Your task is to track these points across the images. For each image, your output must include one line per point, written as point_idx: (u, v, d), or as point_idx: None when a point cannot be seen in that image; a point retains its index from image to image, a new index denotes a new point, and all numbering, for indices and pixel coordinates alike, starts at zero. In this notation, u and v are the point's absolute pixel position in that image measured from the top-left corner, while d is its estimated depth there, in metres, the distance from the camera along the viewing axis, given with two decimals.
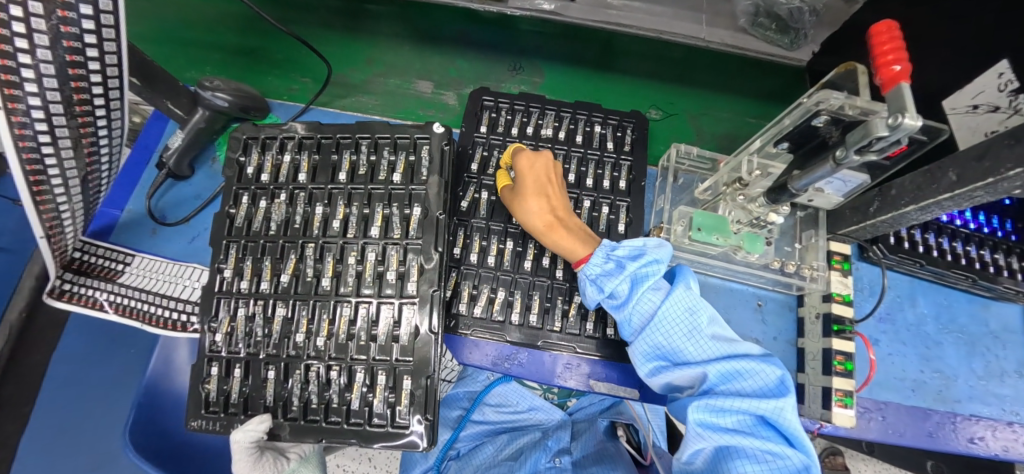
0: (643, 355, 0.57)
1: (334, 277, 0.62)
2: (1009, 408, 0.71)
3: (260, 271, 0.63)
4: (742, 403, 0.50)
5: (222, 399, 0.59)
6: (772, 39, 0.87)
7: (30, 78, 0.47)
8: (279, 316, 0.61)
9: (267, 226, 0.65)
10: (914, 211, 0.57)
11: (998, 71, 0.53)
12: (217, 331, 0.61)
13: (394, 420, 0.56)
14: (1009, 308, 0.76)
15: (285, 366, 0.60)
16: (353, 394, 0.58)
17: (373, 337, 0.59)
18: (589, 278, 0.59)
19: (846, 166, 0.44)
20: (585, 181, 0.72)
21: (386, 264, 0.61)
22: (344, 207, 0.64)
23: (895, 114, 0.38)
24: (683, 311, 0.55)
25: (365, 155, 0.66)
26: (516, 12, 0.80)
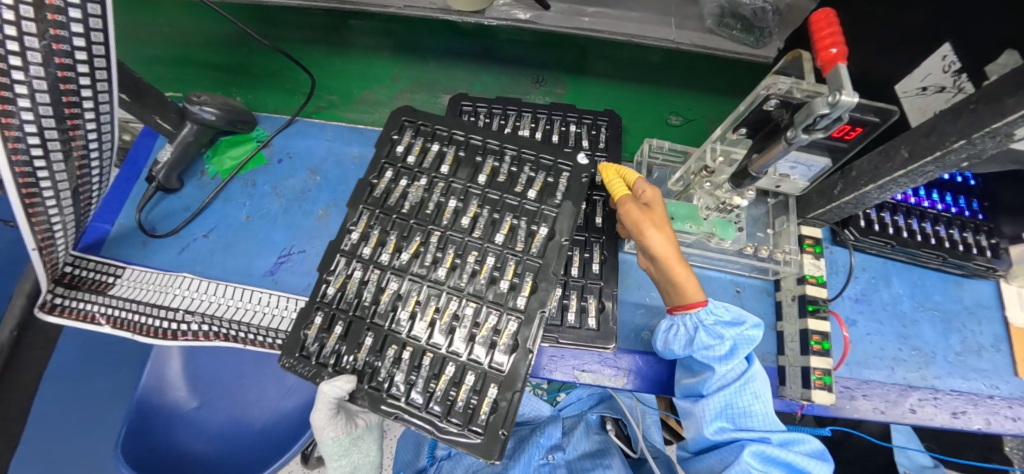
0: (715, 408, 0.59)
1: (449, 268, 0.63)
2: (987, 382, 0.72)
3: (385, 242, 0.64)
4: (793, 458, 0.57)
5: (317, 347, 0.60)
6: (738, 38, 0.88)
7: (22, 94, 0.49)
8: (391, 290, 0.62)
9: (401, 203, 0.67)
10: (874, 191, 0.60)
11: (941, 53, 0.56)
12: (331, 282, 0.63)
13: (474, 419, 0.55)
14: (983, 285, 0.79)
15: (383, 338, 0.60)
16: (438, 384, 0.57)
17: (472, 334, 0.59)
18: (701, 324, 0.59)
19: (796, 144, 0.47)
20: None
21: (502, 273, 0.61)
22: (475, 207, 0.66)
23: (833, 93, 0.41)
24: (766, 384, 0.60)
25: (507, 165, 0.69)
26: (493, 22, 0.84)
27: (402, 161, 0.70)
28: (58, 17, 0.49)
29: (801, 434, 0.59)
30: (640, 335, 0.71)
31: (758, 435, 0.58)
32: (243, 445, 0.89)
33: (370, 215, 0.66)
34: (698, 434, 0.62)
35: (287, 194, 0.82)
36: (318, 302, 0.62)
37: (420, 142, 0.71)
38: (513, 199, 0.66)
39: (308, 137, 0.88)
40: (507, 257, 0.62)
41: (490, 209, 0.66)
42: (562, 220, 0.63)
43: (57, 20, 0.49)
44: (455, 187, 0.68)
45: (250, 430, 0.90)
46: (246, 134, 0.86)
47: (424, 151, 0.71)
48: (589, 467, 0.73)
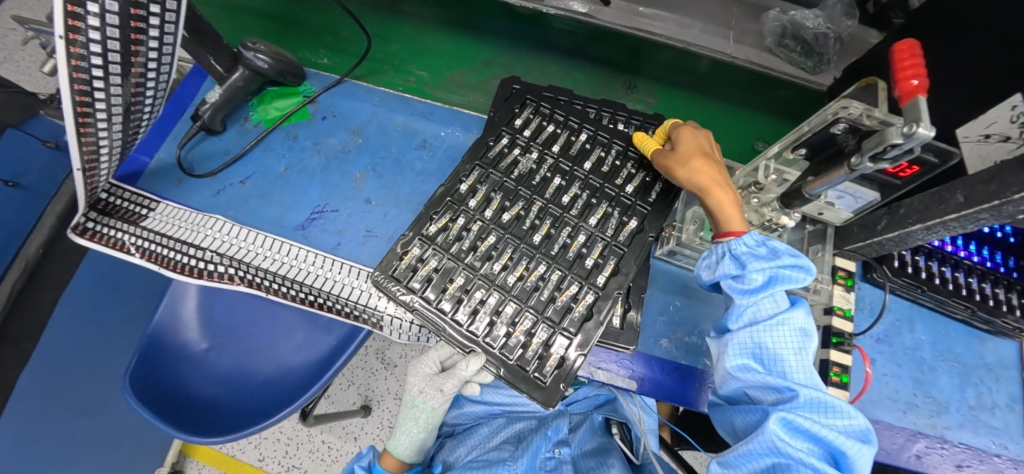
0: (737, 346, 0.55)
1: (545, 237, 0.66)
2: (997, 440, 0.72)
3: (490, 201, 0.67)
4: (827, 434, 0.48)
5: (423, 279, 0.61)
6: (796, 60, 0.87)
7: (94, 12, 0.49)
8: (489, 243, 0.65)
9: (513, 169, 0.69)
10: (920, 231, 0.59)
11: (1011, 103, 0.54)
12: (434, 221, 0.64)
13: (534, 368, 0.59)
14: (1005, 344, 0.78)
15: (473, 281, 0.62)
16: (516, 334, 0.61)
17: (552, 296, 0.63)
18: (731, 252, 0.56)
19: (859, 172, 0.46)
20: (600, 168, 0.70)
21: (589, 253, 0.65)
22: (576, 187, 0.69)
23: (909, 124, 0.40)
24: (796, 330, 0.54)
25: (612, 158, 0.71)
26: (550, 10, 0.81)
27: (515, 129, 0.72)
28: None
29: (846, 405, 0.50)
30: (660, 342, 0.71)
31: (786, 387, 0.52)
32: (244, 392, 0.90)
33: (480, 175, 0.67)
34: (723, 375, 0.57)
35: (327, 152, 0.83)
36: (420, 236, 0.63)
37: (537, 120, 0.73)
38: (609, 189, 0.69)
39: (356, 100, 0.88)
40: (597, 239, 0.66)
41: (589, 192, 0.69)
42: (651, 220, 0.67)
43: None
44: (561, 167, 0.70)
45: (251, 380, 0.92)
46: (294, 88, 0.86)
47: (538, 128, 0.73)
48: (594, 466, 0.75)
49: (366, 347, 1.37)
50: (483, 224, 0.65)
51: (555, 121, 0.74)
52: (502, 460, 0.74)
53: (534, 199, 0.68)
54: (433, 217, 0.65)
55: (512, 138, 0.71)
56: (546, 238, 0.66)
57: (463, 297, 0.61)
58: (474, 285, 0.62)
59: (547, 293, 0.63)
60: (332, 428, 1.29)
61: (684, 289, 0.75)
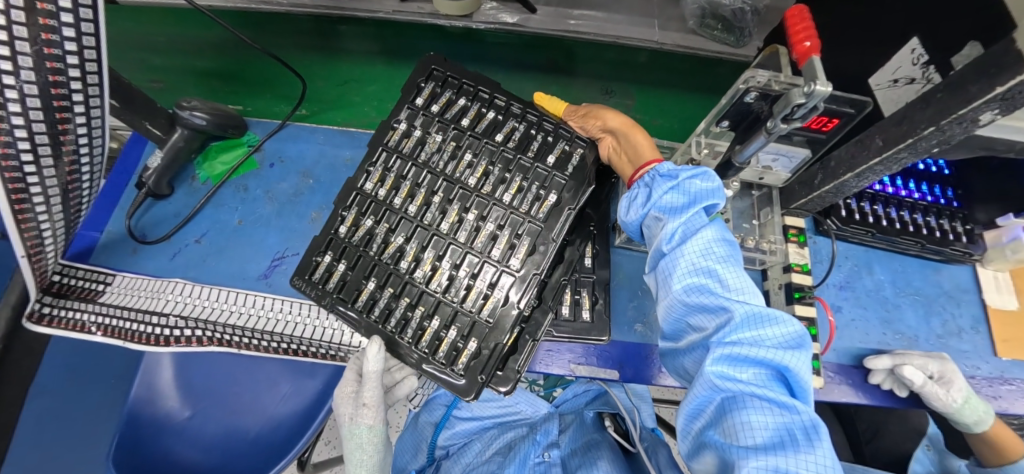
0: (681, 276, 0.55)
1: (454, 222, 0.66)
2: (969, 363, 0.75)
3: (399, 188, 0.68)
4: (763, 353, 0.49)
5: (339, 283, 0.65)
6: (719, 37, 0.89)
7: (13, 98, 0.49)
8: (396, 241, 0.66)
9: (418, 151, 0.70)
10: (852, 179, 0.62)
11: (910, 47, 0.58)
12: (344, 220, 0.68)
13: (436, 354, 0.61)
14: (960, 270, 0.82)
15: (386, 276, 0.65)
16: (428, 330, 0.62)
17: (466, 286, 0.63)
18: (660, 176, 0.60)
19: (776, 134, 0.49)
20: (509, 139, 0.69)
21: (499, 240, 0.64)
22: (486, 165, 0.68)
23: (809, 83, 0.43)
24: (721, 246, 0.56)
25: (525, 128, 0.70)
26: (481, 25, 0.83)
27: (421, 106, 0.71)
28: (49, 22, 0.49)
29: (779, 315, 0.51)
30: (634, 328, 0.72)
31: (722, 308, 0.52)
32: (232, 454, 0.88)
33: (385, 159, 0.69)
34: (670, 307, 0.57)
35: (280, 198, 0.83)
36: (331, 235, 0.67)
37: (447, 94, 0.72)
38: (524, 160, 0.67)
39: (300, 141, 0.88)
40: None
41: (501, 167, 0.68)
42: (569, 192, 0.65)
43: (49, 25, 0.49)
44: (470, 144, 0.69)
45: (241, 440, 0.89)
46: (237, 140, 0.86)
47: (448, 103, 0.72)
48: (581, 463, 0.75)
49: None
50: (380, 206, 0.68)
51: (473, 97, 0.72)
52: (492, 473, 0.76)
53: (434, 176, 0.68)
54: (340, 216, 0.68)
55: (411, 121, 0.71)
56: (455, 223, 0.66)
57: (374, 299, 0.64)
58: (377, 291, 0.64)
59: (457, 280, 0.63)
60: None
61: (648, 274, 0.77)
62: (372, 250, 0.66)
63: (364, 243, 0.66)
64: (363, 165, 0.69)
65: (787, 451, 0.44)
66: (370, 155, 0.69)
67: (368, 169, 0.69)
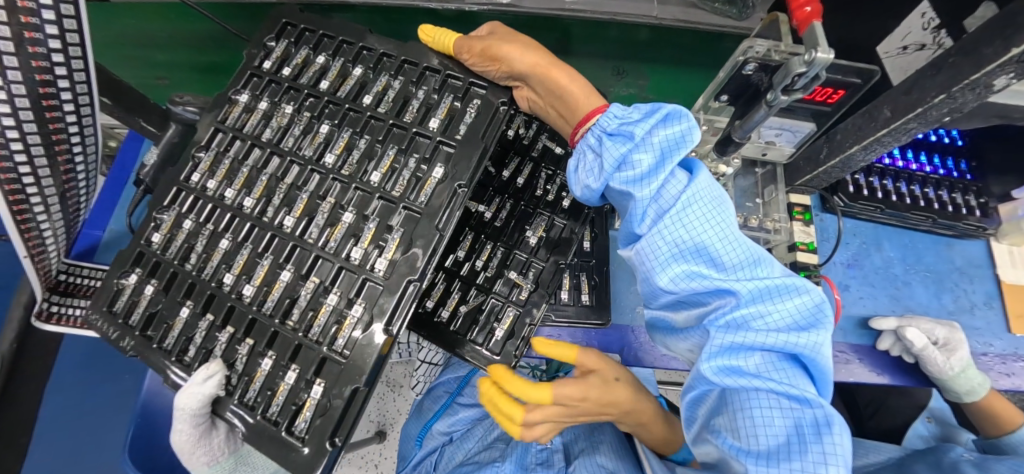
0: (666, 256, 0.49)
1: (301, 217, 0.57)
2: (982, 340, 0.73)
3: (237, 177, 0.60)
4: (771, 338, 0.45)
5: (143, 317, 0.55)
6: (720, 10, 0.80)
7: (4, 99, 0.49)
8: (240, 259, 0.56)
9: (264, 129, 0.62)
10: (859, 152, 0.59)
11: (921, 11, 0.55)
12: (158, 228, 0.58)
13: (265, 409, 0.50)
14: (973, 245, 0.79)
15: (209, 300, 0.55)
16: (258, 375, 0.51)
17: (308, 314, 0.53)
18: (605, 134, 0.55)
19: (776, 107, 0.47)
20: (381, 105, 0.61)
21: (361, 238, 0.54)
22: (348, 138, 0.60)
23: (810, 51, 0.41)
24: (710, 203, 0.49)
25: (404, 88, 0.61)
26: (474, 7, 0.78)
27: (269, 72, 0.64)
28: (32, 20, 0.48)
29: (794, 283, 0.45)
30: (635, 310, 0.71)
31: (724, 291, 0.47)
32: None
33: (221, 140, 0.61)
34: (655, 289, 0.52)
35: None
36: (139, 249, 0.58)
37: (302, 54, 0.64)
38: (404, 129, 0.59)
39: None
40: (538, 215, 0.71)
41: (369, 139, 0.60)
42: (458, 163, 0.54)
43: (30, 23, 0.48)
44: (341, 114, 0.61)
45: None
46: None
47: (305, 64, 0.64)
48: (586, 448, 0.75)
49: None
50: (208, 204, 0.59)
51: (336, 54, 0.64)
52: (493, 460, 0.75)
53: (297, 164, 0.60)
54: (155, 221, 0.59)
55: (255, 93, 0.63)
56: (302, 219, 0.57)
57: (186, 337, 0.54)
58: (196, 320, 0.55)
59: (298, 298, 0.54)
60: (350, 460, 1.24)
61: None
62: (196, 264, 0.57)
63: (199, 265, 0.57)
64: (191, 151, 0.61)
65: (799, 447, 0.40)
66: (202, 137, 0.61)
67: (195, 156, 0.60)
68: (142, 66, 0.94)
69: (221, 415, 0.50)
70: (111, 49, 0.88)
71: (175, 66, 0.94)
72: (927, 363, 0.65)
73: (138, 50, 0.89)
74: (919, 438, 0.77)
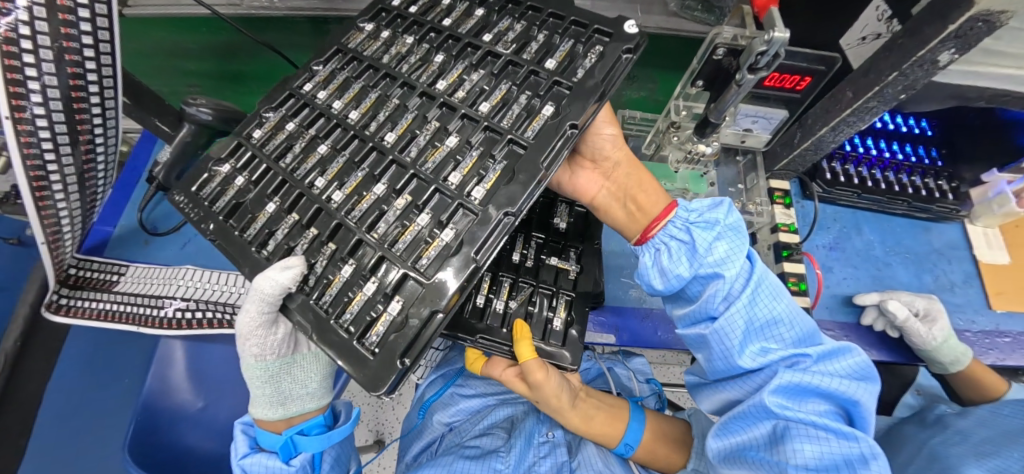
0: (738, 330, 0.51)
1: (400, 135, 0.56)
2: (962, 317, 0.76)
3: (362, 103, 0.58)
4: (827, 384, 0.47)
5: (229, 205, 0.55)
6: (699, 18, 0.85)
7: (35, 89, 0.53)
8: (319, 152, 0.56)
9: (383, 53, 0.61)
10: (829, 133, 0.64)
11: (874, 5, 0.60)
12: (265, 122, 0.59)
13: (339, 314, 0.47)
14: (949, 228, 0.82)
15: (297, 197, 0.54)
16: (336, 281, 0.49)
17: (395, 233, 0.51)
18: (687, 223, 0.55)
19: (745, 86, 0.52)
20: (486, 37, 0.59)
21: (460, 165, 0.52)
22: (459, 72, 0.58)
23: (768, 32, 0.46)
24: (773, 285, 0.52)
25: (520, 26, 0.60)
26: None
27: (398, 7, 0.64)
28: (68, 17, 0.54)
29: (845, 344, 0.50)
30: (629, 292, 0.75)
31: (792, 352, 0.49)
32: None
33: (339, 58, 0.61)
34: (721, 359, 0.52)
35: None
36: (242, 137, 0.58)
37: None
38: (521, 66, 0.57)
39: None
40: (559, 203, 0.74)
41: (481, 75, 0.57)
42: (570, 102, 0.52)
43: (67, 20, 0.54)
44: (457, 46, 0.60)
45: None
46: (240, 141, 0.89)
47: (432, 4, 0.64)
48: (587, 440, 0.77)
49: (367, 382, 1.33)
50: (317, 112, 0.59)
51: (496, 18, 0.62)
52: (496, 450, 0.76)
53: (392, 79, 0.59)
54: (260, 117, 0.59)
55: (380, 24, 0.64)
56: (404, 137, 0.56)
57: (269, 228, 0.53)
58: (279, 215, 0.53)
59: (386, 215, 0.51)
60: None
61: None
62: (288, 167, 0.56)
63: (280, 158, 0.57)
64: (309, 64, 0.61)
65: None
66: (321, 54, 0.61)
67: (314, 67, 0.61)
68: (170, 79, 1.01)
69: (291, 312, 0.48)
70: (143, 62, 0.95)
71: (200, 77, 1.00)
72: (910, 335, 0.68)
73: (167, 62, 0.96)
74: (908, 408, 0.77)
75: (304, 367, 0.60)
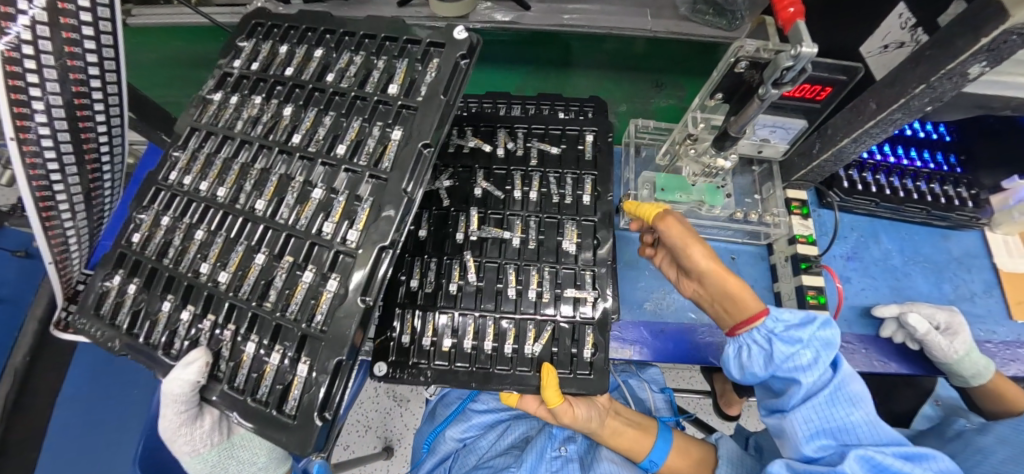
0: (811, 427, 0.53)
1: (271, 199, 0.54)
2: (984, 328, 0.74)
3: (206, 171, 0.57)
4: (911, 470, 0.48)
5: (129, 318, 0.53)
6: (711, 22, 0.84)
7: (40, 109, 0.52)
8: (195, 241, 0.54)
9: (238, 121, 0.58)
10: (849, 144, 0.63)
11: (898, 12, 0.59)
12: (140, 224, 0.56)
13: (254, 391, 0.47)
14: (969, 236, 0.81)
15: (186, 292, 0.53)
16: (243, 367, 0.48)
17: (286, 294, 0.50)
18: (773, 334, 0.55)
19: (768, 100, 0.50)
20: (327, 77, 0.58)
21: (331, 212, 0.51)
22: (317, 115, 0.56)
23: (794, 46, 0.44)
24: (855, 395, 0.53)
25: (365, 56, 0.58)
26: (478, 25, 0.82)
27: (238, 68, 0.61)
28: (71, 36, 0.53)
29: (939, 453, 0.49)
30: (644, 307, 0.73)
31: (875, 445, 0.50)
32: None
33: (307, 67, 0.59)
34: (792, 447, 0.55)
35: None
36: (122, 247, 0.56)
37: (269, 45, 0.62)
38: (367, 99, 0.55)
39: None
40: (565, 222, 0.66)
41: (334, 114, 0.56)
42: (413, 121, 0.50)
43: (71, 38, 0.53)
44: (300, 93, 0.58)
45: None
46: None
47: (272, 56, 0.61)
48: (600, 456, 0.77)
49: (376, 388, 1.32)
50: (184, 200, 0.56)
51: (234, 89, 0.60)
52: (508, 466, 0.76)
53: (248, 147, 0.57)
54: (136, 221, 0.57)
55: (228, 91, 0.60)
56: (273, 201, 0.54)
57: (170, 328, 0.52)
58: (176, 313, 0.52)
59: (274, 280, 0.50)
60: None
61: None
62: (171, 260, 0.54)
63: (161, 253, 0.55)
64: (167, 152, 0.58)
65: None
66: (174, 137, 0.58)
67: (171, 155, 0.58)
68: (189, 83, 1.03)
69: (212, 402, 0.48)
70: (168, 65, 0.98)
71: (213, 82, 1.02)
72: (932, 348, 0.66)
73: (185, 67, 0.98)
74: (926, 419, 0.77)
75: (251, 447, 0.61)
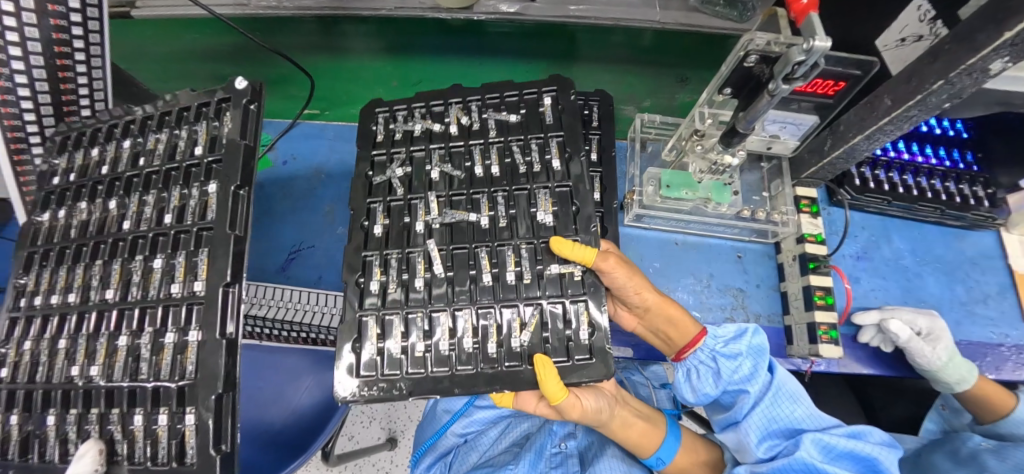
0: (762, 429, 0.60)
1: (120, 285, 0.51)
2: (997, 330, 0.73)
3: (56, 283, 0.54)
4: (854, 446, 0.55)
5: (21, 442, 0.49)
6: (721, 13, 0.81)
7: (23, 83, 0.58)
8: (59, 351, 0.50)
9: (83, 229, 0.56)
10: (863, 141, 0.61)
11: (916, 4, 0.57)
12: (4, 362, 0.52)
13: (155, 455, 0.45)
14: (984, 236, 0.79)
15: (64, 393, 0.49)
16: (140, 441, 0.46)
17: (156, 360, 0.47)
18: (715, 352, 0.62)
19: (778, 96, 0.49)
20: (147, 163, 0.56)
21: (176, 274, 0.50)
22: (140, 196, 0.55)
23: (806, 40, 0.42)
24: (793, 390, 0.61)
25: (170, 133, 0.57)
26: (482, 16, 0.78)
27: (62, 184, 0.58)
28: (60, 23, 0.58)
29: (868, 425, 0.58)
30: None
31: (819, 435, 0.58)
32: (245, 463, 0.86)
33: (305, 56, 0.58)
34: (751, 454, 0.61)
35: (295, 194, 0.90)
36: None
37: (82, 153, 0.59)
38: (179, 167, 0.54)
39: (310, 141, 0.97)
40: (539, 187, 0.59)
41: (157, 192, 0.54)
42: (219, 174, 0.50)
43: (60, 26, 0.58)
44: (120, 185, 0.56)
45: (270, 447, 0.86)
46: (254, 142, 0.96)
47: (87, 167, 0.58)
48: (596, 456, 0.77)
49: None
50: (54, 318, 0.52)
51: (55, 204, 0.57)
52: (507, 464, 0.76)
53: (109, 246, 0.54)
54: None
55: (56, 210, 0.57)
56: (121, 286, 0.51)
57: (60, 439, 0.48)
58: (63, 420, 0.49)
59: (141, 354, 0.48)
60: (360, 467, 1.23)
61: (661, 252, 0.75)
62: (42, 377, 0.50)
63: (31, 375, 0.51)
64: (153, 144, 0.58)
65: None
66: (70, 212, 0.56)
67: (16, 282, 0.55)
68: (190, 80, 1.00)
69: None
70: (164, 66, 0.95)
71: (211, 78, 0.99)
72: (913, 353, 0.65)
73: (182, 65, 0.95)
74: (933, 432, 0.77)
75: None
